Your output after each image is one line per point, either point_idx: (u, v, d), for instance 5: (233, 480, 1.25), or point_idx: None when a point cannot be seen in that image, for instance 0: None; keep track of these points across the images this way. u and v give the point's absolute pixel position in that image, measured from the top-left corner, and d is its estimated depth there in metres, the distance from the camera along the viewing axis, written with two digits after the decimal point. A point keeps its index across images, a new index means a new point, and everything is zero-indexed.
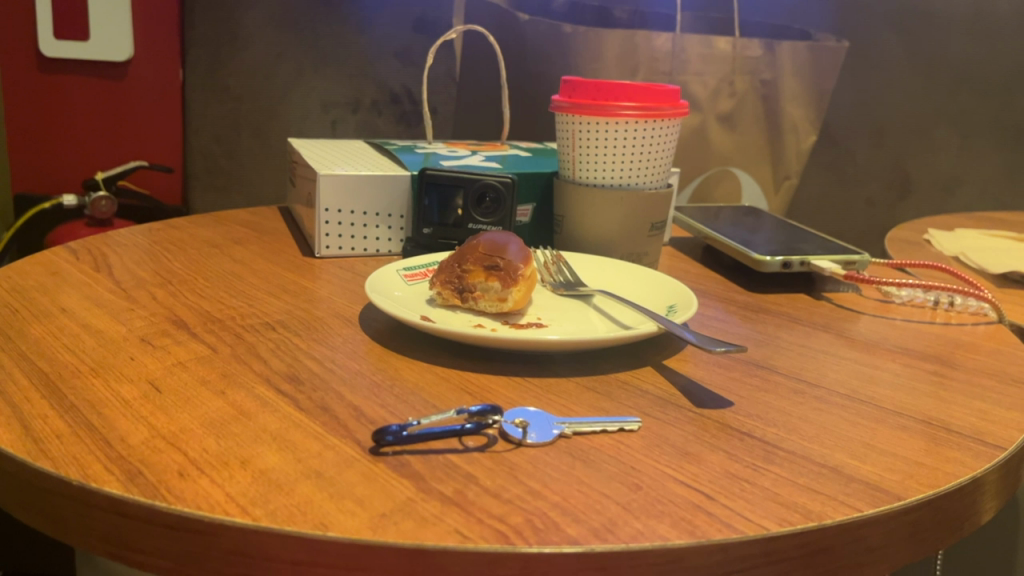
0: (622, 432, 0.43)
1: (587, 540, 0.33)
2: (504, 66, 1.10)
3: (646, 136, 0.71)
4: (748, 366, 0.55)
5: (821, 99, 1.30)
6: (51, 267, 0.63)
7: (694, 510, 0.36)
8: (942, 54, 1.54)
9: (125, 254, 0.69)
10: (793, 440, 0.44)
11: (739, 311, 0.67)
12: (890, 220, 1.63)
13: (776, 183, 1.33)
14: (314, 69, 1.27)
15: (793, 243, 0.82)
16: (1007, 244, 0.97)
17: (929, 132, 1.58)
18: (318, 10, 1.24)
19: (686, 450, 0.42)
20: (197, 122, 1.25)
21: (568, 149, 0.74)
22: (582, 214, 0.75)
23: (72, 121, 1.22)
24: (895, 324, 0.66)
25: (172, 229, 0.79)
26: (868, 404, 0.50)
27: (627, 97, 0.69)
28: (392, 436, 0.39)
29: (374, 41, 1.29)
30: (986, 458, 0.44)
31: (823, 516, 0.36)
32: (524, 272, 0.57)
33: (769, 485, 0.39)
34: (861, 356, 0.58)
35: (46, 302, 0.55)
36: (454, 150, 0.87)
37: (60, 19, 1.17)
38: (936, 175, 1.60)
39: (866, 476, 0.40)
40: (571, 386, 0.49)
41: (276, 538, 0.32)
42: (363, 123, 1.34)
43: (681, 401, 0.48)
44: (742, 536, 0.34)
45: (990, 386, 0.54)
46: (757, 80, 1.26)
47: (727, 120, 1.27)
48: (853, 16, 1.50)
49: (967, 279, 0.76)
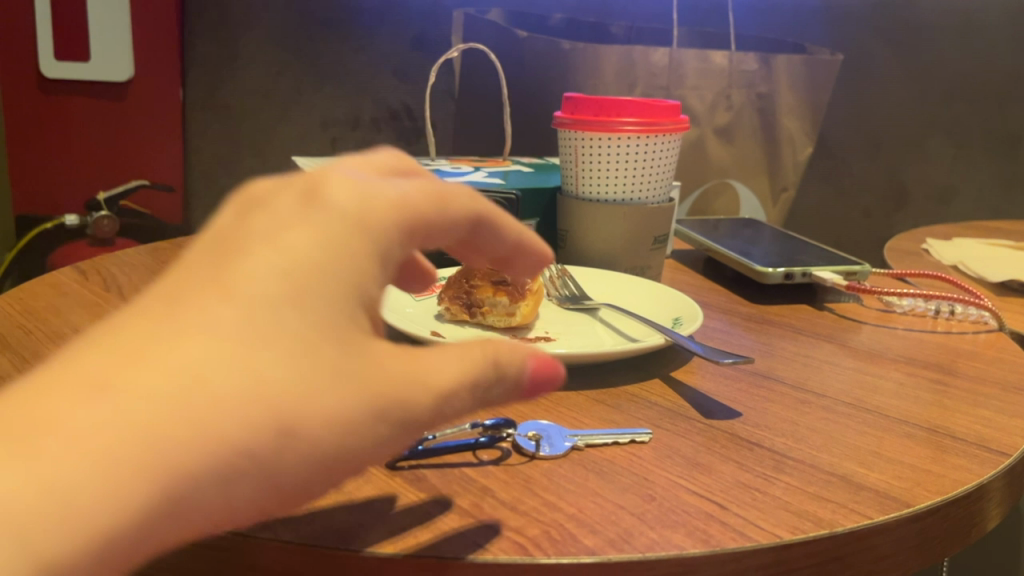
0: (633, 444, 0.44)
1: (603, 551, 0.33)
2: (505, 80, 1.10)
3: (647, 151, 0.72)
4: (754, 378, 0.55)
5: (818, 110, 1.32)
6: (60, 288, 0.63)
7: (708, 520, 0.36)
8: (937, 65, 1.53)
9: (133, 274, 0.69)
10: (803, 450, 0.44)
11: (743, 323, 0.68)
12: (887, 230, 1.62)
13: (774, 196, 1.36)
14: (315, 87, 1.29)
15: (793, 253, 0.82)
16: (1005, 253, 0.98)
17: (922, 141, 1.57)
18: (316, 32, 1.26)
19: (697, 461, 0.42)
20: (196, 142, 1.27)
21: (571, 165, 0.75)
22: (586, 229, 0.75)
23: (72, 142, 1.22)
24: (897, 333, 0.67)
25: (179, 248, 0.80)
26: (872, 412, 0.50)
27: (628, 114, 0.70)
28: (409, 452, 0.40)
29: (370, 60, 1.30)
30: (991, 465, 0.44)
31: (834, 524, 0.37)
32: (531, 287, 0.58)
33: (779, 494, 0.39)
34: (863, 366, 0.59)
35: (60, 323, 0.56)
36: (457, 167, 0.88)
37: (59, 39, 1.17)
38: (931, 184, 1.59)
39: (874, 484, 0.41)
40: (583, 400, 0.50)
41: (304, 554, 0.32)
42: (362, 140, 1.35)
43: (690, 413, 0.49)
44: (755, 545, 0.35)
45: (990, 393, 0.55)
46: (754, 93, 1.28)
47: (724, 132, 1.29)
48: (843, 29, 1.52)
49: (967, 288, 0.76)
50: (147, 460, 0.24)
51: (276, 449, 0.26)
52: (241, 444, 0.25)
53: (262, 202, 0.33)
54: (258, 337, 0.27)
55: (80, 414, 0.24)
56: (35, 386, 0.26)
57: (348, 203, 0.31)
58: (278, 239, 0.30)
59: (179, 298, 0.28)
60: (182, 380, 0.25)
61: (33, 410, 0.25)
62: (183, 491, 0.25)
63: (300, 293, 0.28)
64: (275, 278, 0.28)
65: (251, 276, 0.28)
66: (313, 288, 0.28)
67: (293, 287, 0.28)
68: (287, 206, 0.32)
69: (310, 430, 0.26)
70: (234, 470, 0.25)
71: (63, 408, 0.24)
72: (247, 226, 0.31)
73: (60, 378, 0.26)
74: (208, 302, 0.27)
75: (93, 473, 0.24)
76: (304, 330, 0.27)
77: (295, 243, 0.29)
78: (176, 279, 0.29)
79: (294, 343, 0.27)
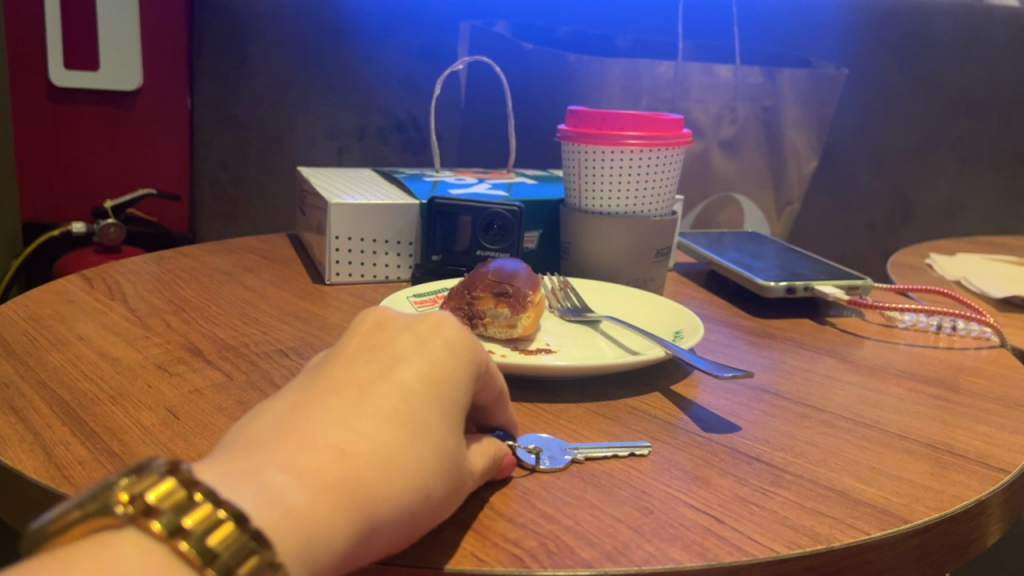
0: (632, 456, 0.44)
1: (600, 563, 0.34)
2: (510, 94, 1.07)
3: (650, 164, 0.72)
4: (755, 392, 0.55)
5: (821, 125, 1.38)
6: (66, 294, 0.64)
7: (705, 533, 0.37)
8: (943, 78, 1.53)
9: (137, 282, 0.70)
10: (802, 465, 0.44)
11: (745, 336, 0.68)
12: (891, 244, 1.61)
13: (779, 209, 1.43)
14: (322, 98, 1.29)
15: (795, 267, 0.83)
16: (1009, 270, 0.98)
17: (929, 157, 1.57)
18: (325, 42, 1.26)
19: (695, 474, 0.42)
20: (203, 150, 1.24)
21: (574, 177, 0.76)
22: (589, 243, 0.76)
23: (81, 148, 1.24)
24: (899, 348, 0.67)
25: (184, 256, 0.80)
26: (873, 428, 0.50)
27: (630, 127, 0.71)
28: None
29: (378, 69, 1.31)
30: (990, 481, 0.44)
31: (830, 539, 0.37)
32: (532, 299, 0.59)
33: (776, 508, 0.39)
34: (865, 381, 0.59)
35: (63, 329, 0.56)
36: (461, 178, 0.89)
37: (69, 50, 1.18)
38: (937, 201, 1.59)
39: (872, 500, 0.41)
40: (582, 411, 0.50)
41: None
42: (368, 150, 1.35)
43: (689, 426, 0.49)
44: (751, 559, 0.35)
45: (992, 409, 0.55)
46: (759, 106, 1.34)
47: (728, 145, 1.36)
48: (853, 42, 1.49)
49: (969, 304, 0.77)
50: (368, 496, 0.29)
51: (424, 508, 0.31)
52: (408, 504, 0.31)
53: (363, 324, 0.39)
54: (422, 423, 0.33)
55: (323, 457, 0.29)
56: (259, 437, 0.30)
57: (463, 333, 0.38)
58: (411, 350, 0.36)
59: (350, 388, 0.33)
60: (386, 449, 0.31)
61: (287, 450, 0.29)
62: (381, 529, 0.29)
63: (438, 390, 0.34)
64: (422, 382, 0.34)
65: (405, 378, 0.34)
66: (444, 391, 0.35)
67: (439, 391, 0.34)
68: (395, 326, 0.38)
69: (439, 498, 0.32)
70: (400, 520, 0.30)
71: (302, 455, 0.29)
72: (365, 338, 0.37)
73: (294, 436, 0.30)
74: (382, 390, 0.33)
75: (344, 503, 0.28)
76: (446, 421, 0.34)
77: (436, 356, 0.36)
78: (330, 371, 0.35)
79: (443, 431, 0.33)
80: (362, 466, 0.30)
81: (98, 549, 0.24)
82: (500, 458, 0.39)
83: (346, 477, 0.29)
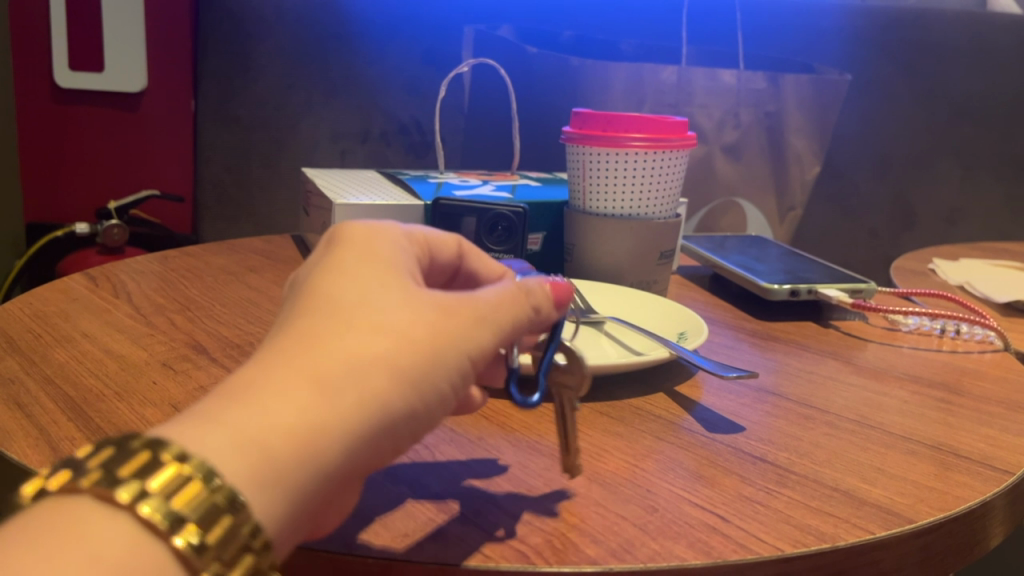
0: (637, 456, 0.44)
1: (605, 560, 0.34)
2: (515, 98, 1.07)
3: (654, 166, 0.72)
4: (759, 393, 0.55)
5: (824, 131, 1.39)
6: (70, 292, 0.64)
7: (709, 531, 0.37)
8: (945, 86, 1.53)
9: (141, 281, 0.70)
10: (807, 466, 0.44)
11: (749, 338, 0.68)
12: (892, 249, 1.61)
13: (782, 214, 1.43)
14: (326, 101, 1.29)
15: (799, 271, 0.83)
16: (1011, 275, 0.98)
17: (931, 164, 1.57)
18: (330, 45, 1.26)
19: (700, 473, 0.42)
20: (208, 153, 1.24)
21: (579, 180, 0.76)
22: (593, 244, 0.76)
23: (85, 149, 1.24)
24: (902, 352, 0.67)
25: (188, 256, 0.80)
26: (877, 429, 0.50)
27: (634, 129, 0.71)
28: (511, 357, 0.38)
29: (382, 72, 1.31)
30: (995, 482, 0.44)
31: (835, 538, 0.37)
32: None
33: (781, 507, 0.39)
34: (869, 383, 0.59)
35: (68, 327, 0.56)
36: (466, 180, 0.89)
37: (74, 51, 1.19)
38: (939, 207, 1.59)
39: (877, 500, 0.41)
40: (586, 410, 0.50)
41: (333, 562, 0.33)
42: (372, 153, 1.35)
43: (693, 427, 0.49)
44: (756, 557, 0.35)
45: (995, 412, 0.55)
46: (761, 111, 1.34)
47: (731, 150, 1.36)
48: (856, 48, 1.49)
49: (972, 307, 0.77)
50: (324, 376, 0.28)
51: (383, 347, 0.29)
52: (355, 354, 0.28)
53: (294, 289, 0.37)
54: (342, 296, 0.30)
55: (237, 382, 0.28)
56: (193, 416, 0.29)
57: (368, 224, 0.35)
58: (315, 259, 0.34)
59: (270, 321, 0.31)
60: (302, 336, 0.29)
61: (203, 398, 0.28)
62: (336, 387, 0.28)
63: (364, 270, 0.32)
64: (337, 269, 0.32)
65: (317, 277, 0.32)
66: (390, 271, 0.32)
67: (358, 267, 0.32)
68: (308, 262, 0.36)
69: (406, 333, 0.30)
70: (360, 370, 0.28)
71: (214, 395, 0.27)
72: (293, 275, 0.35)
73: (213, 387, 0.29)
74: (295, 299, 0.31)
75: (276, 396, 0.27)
76: (375, 283, 0.31)
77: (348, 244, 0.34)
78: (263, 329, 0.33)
79: (373, 290, 0.31)
80: (278, 362, 0.28)
81: (52, 515, 0.24)
82: (531, 287, 0.36)
83: (262, 380, 0.27)
